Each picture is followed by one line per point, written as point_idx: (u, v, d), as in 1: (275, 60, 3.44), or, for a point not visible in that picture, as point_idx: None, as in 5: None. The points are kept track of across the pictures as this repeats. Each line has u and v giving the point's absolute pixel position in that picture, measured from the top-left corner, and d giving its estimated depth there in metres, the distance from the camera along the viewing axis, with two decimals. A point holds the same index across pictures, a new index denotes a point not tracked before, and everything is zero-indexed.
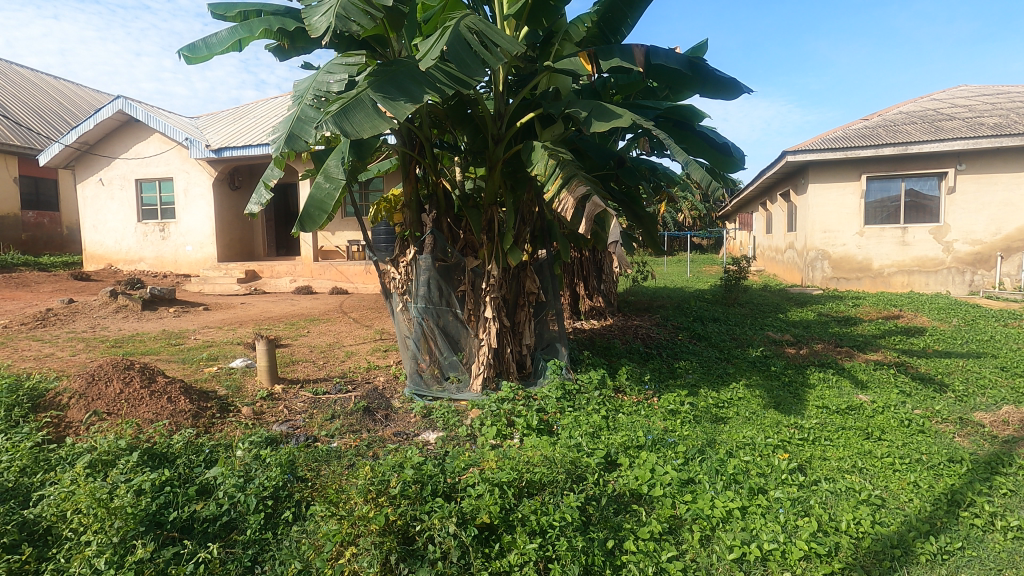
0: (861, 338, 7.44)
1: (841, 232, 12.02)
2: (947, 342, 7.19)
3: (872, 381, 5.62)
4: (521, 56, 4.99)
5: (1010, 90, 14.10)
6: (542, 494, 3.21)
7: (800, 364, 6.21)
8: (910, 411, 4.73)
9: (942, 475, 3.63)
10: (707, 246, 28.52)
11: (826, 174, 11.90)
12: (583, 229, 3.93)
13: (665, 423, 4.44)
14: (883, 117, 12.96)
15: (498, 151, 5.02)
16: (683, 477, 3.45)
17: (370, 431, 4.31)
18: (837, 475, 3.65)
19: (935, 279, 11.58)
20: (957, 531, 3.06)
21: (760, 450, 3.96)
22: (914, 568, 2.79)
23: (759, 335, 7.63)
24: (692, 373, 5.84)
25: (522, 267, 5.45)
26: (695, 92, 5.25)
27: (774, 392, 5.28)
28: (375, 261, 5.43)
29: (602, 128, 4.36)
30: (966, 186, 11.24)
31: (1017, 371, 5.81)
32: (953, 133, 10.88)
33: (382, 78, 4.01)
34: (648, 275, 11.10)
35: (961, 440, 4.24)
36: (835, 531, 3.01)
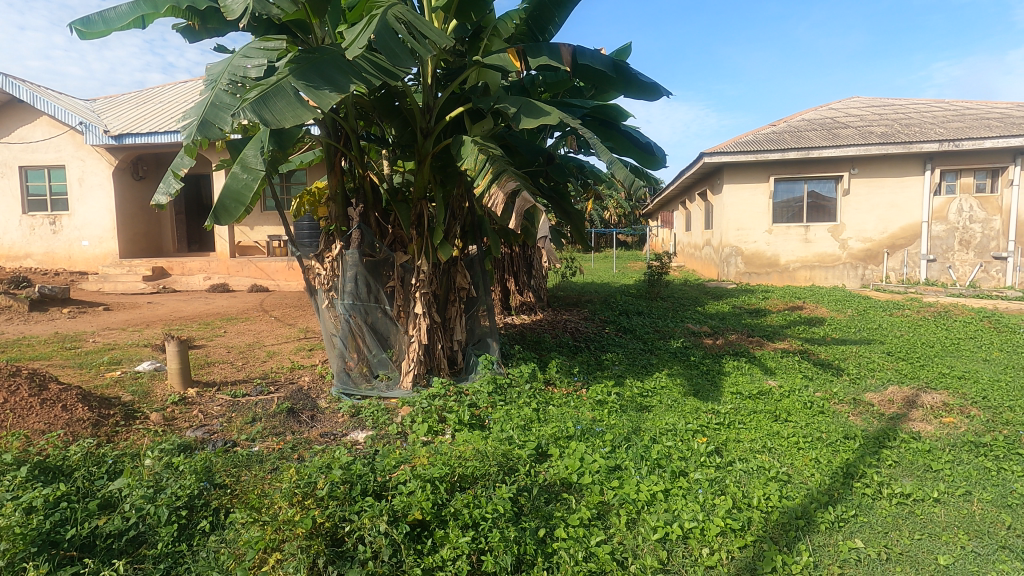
0: (770, 329, 8.01)
1: (752, 229, 12.88)
2: (843, 331, 7.89)
3: (780, 367, 6.06)
4: (450, 50, 4.95)
5: (895, 102, 15.62)
6: (475, 488, 3.21)
7: (717, 353, 6.59)
8: (812, 394, 5.16)
9: (839, 450, 3.99)
10: (631, 243, 29.69)
11: (739, 175, 12.70)
12: (514, 224, 3.97)
13: (594, 413, 4.58)
14: (789, 123, 13.99)
15: (427, 144, 4.94)
16: (610, 464, 3.59)
17: (295, 433, 4.14)
18: (749, 455, 3.91)
19: (833, 273, 12.67)
20: (851, 500, 3.37)
21: (680, 435, 4.17)
22: (815, 536, 3.05)
23: (680, 326, 8.03)
24: (619, 364, 6.06)
25: (453, 262, 5.39)
26: (620, 93, 5.41)
27: (694, 380, 5.59)
28: (299, 257, 5.21)
29: (531, 125, 4.42)
30: (858, 189, 12.36)
31: (900, 356, 6.48)
32: (848, 140, 11.92)
33: (306, 65, 3.84)
34: (576, 271, 11.39)
35: (855, 418, 4.67)
36: (748, 506, 3.24)
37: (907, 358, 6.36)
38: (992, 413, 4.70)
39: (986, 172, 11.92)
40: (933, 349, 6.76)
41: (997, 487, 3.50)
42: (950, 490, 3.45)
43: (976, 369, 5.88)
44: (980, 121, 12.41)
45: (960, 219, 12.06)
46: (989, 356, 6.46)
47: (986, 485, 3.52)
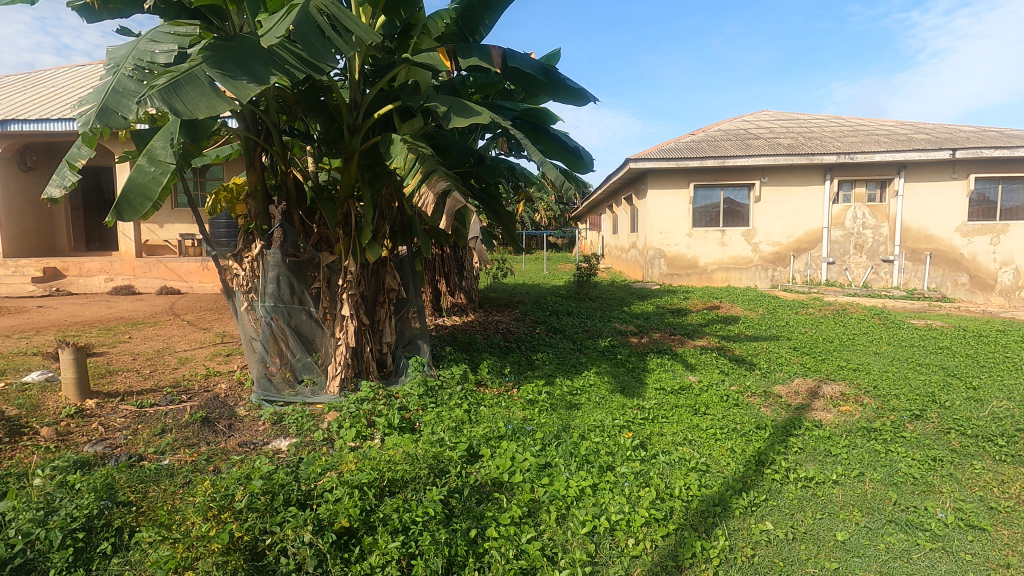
0: (690, 327, 8.43)
1: (674, 233, 13.52)
2: (755, 328, 8.44)
3: (699, 363, 6.40)
4: (378, 46, 4.86)
5: (799, 117, 16.92)
6: (405, 492, 3.15)
7: (642, 351, 6.86)
8: (728, 387, 5.49)
9: (751, 439, 4.27)
10: (562, 245, 30.38)
11: (662, 181, 13.29)
12: (444, 224, 3.93)
13: (524, 412, 4.63)
14: (706, 133, 14.82)
15: (355, 142, 4.78)
16: (541, 462, 3.65)
17: (210, 444, 3.89)
18: (671, 448, 4.09)
19: (746, 274, 13.52)
20: (762, 485, 3.61)
21: (608, 431, 4.31)
22: (730, 520, 3.23)
23: (607, 326, 8.28)
24: (549, 364, 6.17)
25: (382, 263, 5.27)
26: (549, 97, 5.49)
27: (620, 377, 5.80)
28: (214, 256, 4.91)
29: (461, 124, 4.41)
30: (768, 196, 13.27)
31: (804, 351, 7.02)
32: (759, 151, 12.78)
33: (221, 54, 3.63)
34: (507, 272, 11.47)
35: (765, 409, 5.01)
36: (670, 496, 3.39)
37: (810, 353, 6.91)
38: (881, 401, 5.19)
39: (877, 184, 13.18)
40: (832, 344, 7.38)
41: (886, 467, 3.87)
42: (846, 472, 3.78)
43: (868, 362, 6.48)
44: (871, 137, 13.68)
45: (855, 225, 13.24)
46: (878, 350, 7.14)
47: (876, 465, 3.88)
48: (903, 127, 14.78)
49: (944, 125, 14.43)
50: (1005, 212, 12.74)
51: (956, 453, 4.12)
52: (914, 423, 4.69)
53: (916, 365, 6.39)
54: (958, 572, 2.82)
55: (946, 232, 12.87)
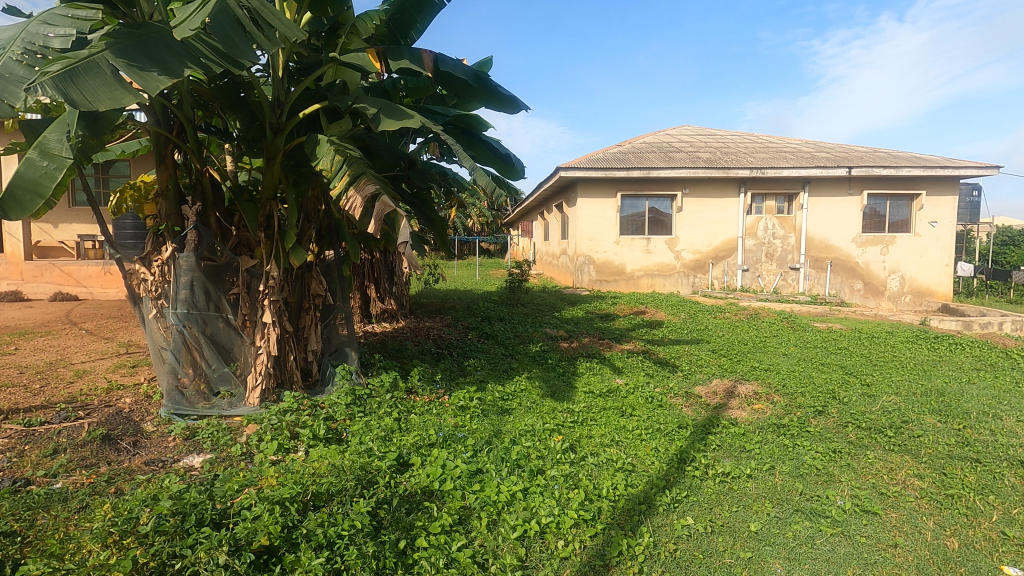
0: (617, 332, 8.71)
1: (602, 240, 13.94)
2: (678, 332, 8.85)
3: (626, 366, 6.62)
4: (304, 44, 4.71)
5: (717, 133, 17.99)
6: (330, 506, 3.04)
7: (572, 356, 7.00)
8: (653, 389, 5.71)
9: (674, 438, 4.46)
10: (494, 251, 30.58)
11: (591, 190, 13.68)
12: (373, 228, 3.84)
13: (455, 419, 4.60)
14: (632, 145, 15.42)
15: (278, 141, 4.58)
16: (472, 468, 3.63)
17: (111, 464, 3.57)
18: (599, 449, 4.20)
19: (670, 280, 14.16)
20: (683, 482, 3.78)
21: (538, 435, 4.36)
22: (654, 517, 3.36)
23: (538, 331, 8.40)
24: (481, 370, 6.16)
25: (307, 268, 5.06)
26: (481, 103, 5.49)
27: (550, 381, 5.88)
28: (118, 260, 4.54)
29: (392, 127, 4.35)
30: (689, 207, 13.98)
31: (721, 353, 7.44)
32: (681, 163, 13.45)
33: (127, 43, 3.38)
34: (439, 277, 11.38)
35: (687, 409, 5.26)
36: (598, 496, 3.48)
37: (727, 355, 7.33)
38: (788, 398, 5.59)
39: (785, 197, 14.23)
40: (746, 346, 7.88)
41: (793, 460, 4.17)
42: (759, 466, 4.03)
43: (778, 362, 6.96)
44: (779, 154, 14.76)
45: (766, 235, 14.20)
46: (787, 351, 7.68)
47: (784, 459, 4.17)
48: (807, 145, 16.06)
49: (841, 145, 15.81)
50: (893, 226, 14.13)
51: (852, 444, 4.51)
52: (817, 418, 5.08)
53: (818, 365, 6.93)
54: (856, 553, 3.08)
55: (844, 242, 14.08)
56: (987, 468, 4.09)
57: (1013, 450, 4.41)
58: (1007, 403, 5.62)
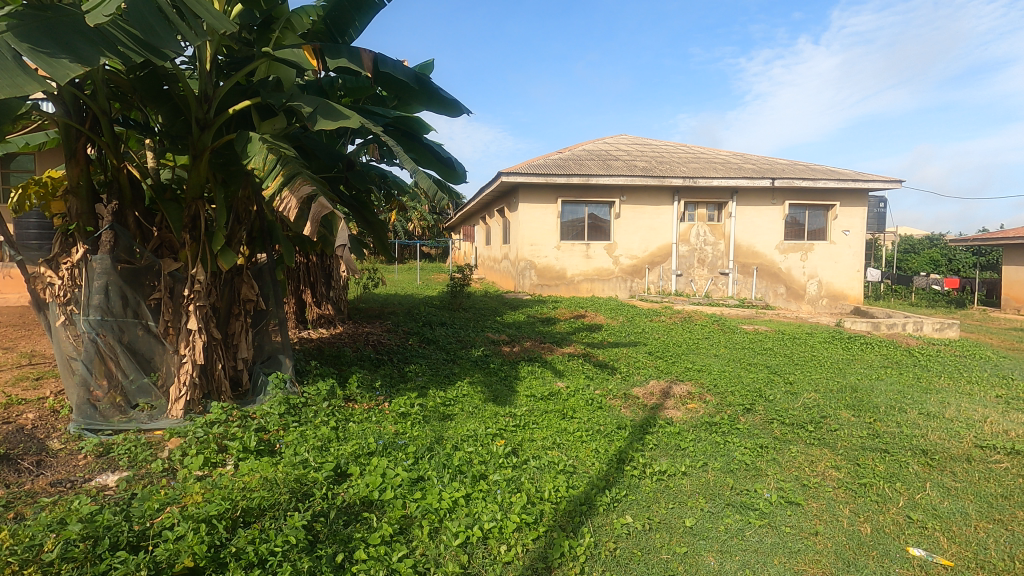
0: (558, 335, 8.83)
1: (543, 245, 14.12)
2: (616, 335, 9.08)
3: (567, 370, 6.72)
4: (234, 37, 4.49)
5: (652, 143, 18.66)
6: (261, 521, 2.90)
7: (513, 360, 7.03)
8: (593, 391, 5.82)
9: (613, 439, 4.57)
10: (436, 255, 30.33)
11: (532, 195, 13.84)
12: (309, 230, 3.70)
13: (396, 426, 4.50)
14: (572, 152, 15.74)
15: (206, 137, 4.33)
16: (412, 476, 3.56)
17: (10, 486, 3.24)
18: (541, 452, 4.23)
19: (608, 284, 14.51)
20: (622, 482, 3.86)
21: (481, 440, 4.34)
22: (594, 517, 3.41)
23: (480, 336, 8.38)
24: (422, 375, 6.07)
25: (237, 271, 4.82)
26: (423, 106, 5.40)
27: (492, 386, 5.87)
28: (20, 262, 4.15)
29: (328, 127, 4.22)
30: (627, 214, 14.41)
31: (657, 355, 7.70)
32: (618, 171, 13.85)
33: (30, 26, 3.10)
34: (379, 281, 11.15)
35: (625, 410, 5.39)
36: (540, 499, 3.50)
37: (663, 357, 7.59)
38: (719, 397, 5.85)
39: (715, 206, 14.93)
40: (680, 348, 8.19)
41: (724, 456, 4.36)
42: (693, 463, 4.20)
43: (710, 363, 7.28)
44: (710, 164, 15.50)
45: (698, 242, 14.84)
46: (717, 352, 8.05)
47: (716, 455, 4.36)
48: (735, 157, 16.95)
49: (765, 158, 16.80)
50: (811, 234, 15.13)
51: (778, 440, 4.77)
52: (746, 415, 5.35)
53: (746, 365, 7.30)
54: (782, 542, 3.25)
55: (768, 249, 14.93)
56: (894, 458, 4.44)
57: (916, 440, 4.81)
58: (910, 397, 6.13)
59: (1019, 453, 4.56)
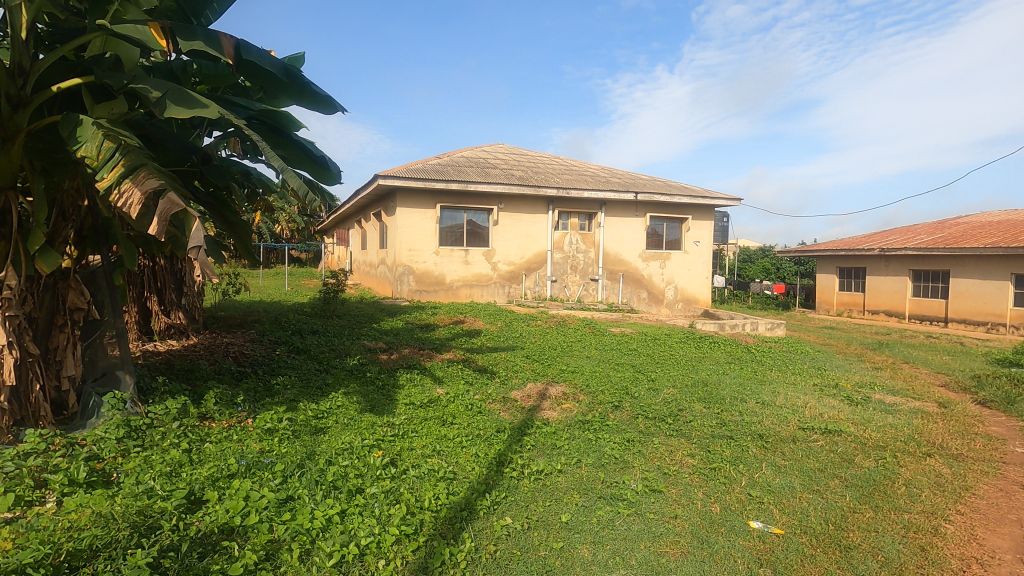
0: (437, 341, 8.76)
1: (422, 250, 13.95)
2: (495, 340, 9.23)
3: (446, 376, 6.68)
4: (60, 4, 3.90)
5: (528, 153, 19.35)
6: (94, 565, 2.51)
7: (391, 367, 6.84)
8: (473, 396, 5.85)
9: (493, 442, 4.63)
10: (306, 260, 28.69)
11: (410, 200, 13.65)
12: (155, 229, 3.28)
13: (262, 444, 4.14)
14: (451, 158, 15.81)
15: (20, 117, 3.67)
16: (280, 497, 3.29)
17: None
18: (421, 461, 4.15)
19: (487, 290, 14.72)
20: (502, 484, 3.92)
21: (357, 452, 4.15)
22: (474, 522, 3.41)
23: (356, 344, 8.04)
24: (291, 388, 5.65)
25: (61, 276, 4.17)
26: (292, 100, 5.06)
27: (369, 396, 5.64)
28: None
29: (181, 115, 3.80)
30: (505, 221, 14.75)
31: (534, 358, 7.96)
32: (496, 179, 14.15)
33: None
34: (241, 287, 10.24)
35: (504, 413, 5.49)
36: (420, 509, 3.43)
37: (539, 360, 7.87)
38: (591, 397, 6.19)
39: (586, 216, 15.82)
40: (555, 351, 8.55)
41: (596, 452, 4.62)
42: (568, 461, 4.39)
43: (582, 364, 7.68)
44: (581, 177, 16.42)
45: (571, 250, 15.62)
46: (589, 354, 8.52)
47: (589, 451, 4.60)
48: (603, 171, 18.12)
49: (629, 173, 18.19)
50: (669, 244, 16.64)
51: (642, 433, 5.16)
52: (615, 412, 5.72)
53: (614, 365, 7.81)
54: (646, 528, 3.51)
55: (632, 257, 16.15)
56: (737, 442, 5.02)
57: (754, 426, 5.48)
58: (749, 389, 6.98)
59: (829, 431, 5.40)
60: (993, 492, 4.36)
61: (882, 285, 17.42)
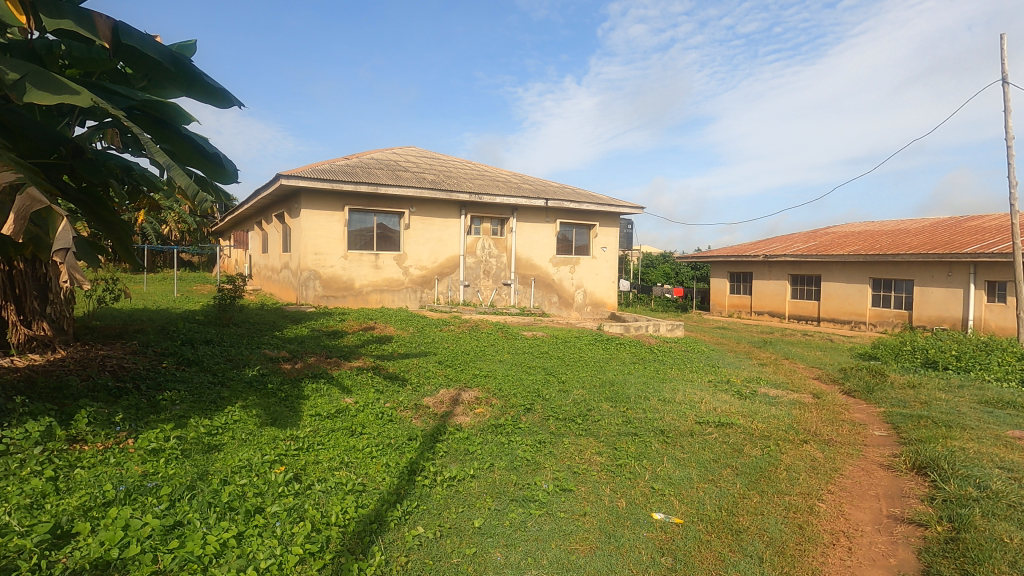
0: (346, 349, 8.43)
1: (329, 254, 13.41)
2: (406, 346, 9.05)
3: (355, 384, 6.43)
4: None
5: (440, 157, 19.24)
6: None
7: (295, 378, 6.48)
8: (383, 405, 5.69)
9: (404, 451, 4.52)
10: (199, 263, 26.60)
11: (316, 202, 13.09)
12: (10, 228, 2.92)
13: (145, 467, 3.76)
14: (360, 160, 15.35)
15: None
16: (167, 524, 3.00)
17: None
18: (327, 474, 3.97)
19: (398, 295, 14.40)
20: (414, 493, 3.84)
21: (256, 469, 3.89)
22: (384, 535, 3.30)
23: (255, 353, 7.54)
24: (180, 404, 5.18)
25: None
26: (181, 92, 4.65)
27: (270, 408, 5.31)
28: None
29: (44, 101, 3.39)
30: (416, 225, 14.54)
31: (447, 363, 7.90)
32: (407, 182, 13.93)
33: None
34: (120, 294, 9.26)
35: (416, 421, 5.40)
36: (326, 525, 3.28)
37: (452, 365, 7.82)
38: (504, 400, 6.24)
39: (498, 221, 15.98)
40: (468, 356, 8.54)
41: (508, 455, 4.66)
42: (481, 465, 4.39)
43: (495, 368, 7.73)
44: (493, 182, 16.58)
45: (483, 254, 15.68)
46: (501, 358, 8.60)
47: (502, 455, 4.64)
48: (515, 177, 18.41)
49: (540, 180, 18.63)
50: (578, 249, 17.21)
51: (553, 434, 5.28)
52: (527, 415, 5.81)
53: (526, 368, 7.94)
54: (557, 527, 3.59)
55: (543, 262, 16.52)
56: (641, 439, 5.27)
57: (656, 422, 5.80)
58: (652, 387, 7.38)
59: (722, 424, 5.83)
60: (856, 471, 4.92)
61: (766, 288, 19.12)
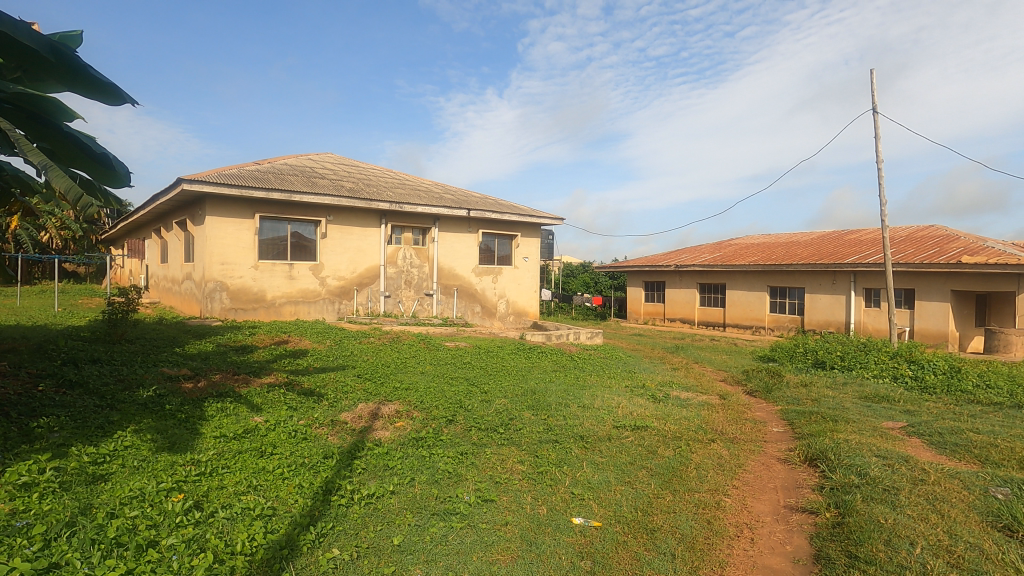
0: (255, 365, 7.95)
1: (237, 264, 12.63)
2: (323, 360, 8.68)
3: (265, 402, 6.07)
4: None
5: (359, 164, 18.75)
6: None
7: (198, 397, 6.02)
8: (296, 422, 5.41)
9: (319, 471, 4.32)
10: (86, 275, 24.12)
11: (223, 208, 12.31)
12: None
13: (13, 505, 3.32)
14: (272, 165, 14.66)
15: None
16: (40, 567, 2.67)
17: None
18: (233, 500, 3.70)
19: (314, 307, 13.82)
20: (328, 514, 3.67)
21: (150, 499, 3.56)
22: (295, 562, 3.12)
23: (151, 372, 6.93)
24: (60, 431, 4.65)
25: None
26: (64, 87, 4.22)
27: (167, 432, 4.88)
28: None
29: None
30: (334, 234, 14.04)
31: (367, 377, 7.65)
32: (323, 190, 13.44)
33: None
34: None
35: (333, 438, 5.18)
36: (230, 555, 3.06)
37: (371, 378, 7.59)
38: (425, 413, 6.13)
39: (419, 230, 15.78)
40: (389, 369, 8.31)
41: (429, 468, 4.58)
42: (400, 481, 4.27)
43: (416, 381, 7.58)
44: (414, 191, 16.37)
45: (405, 264, 15.41)
46: (423, 370, 8.45)
47: (422, 469, 4.55)
48: (436, 187, 18.29)
49: (462, 190, 18.62)
50: (500, 259, 17.33)
51: (475, 445, 5.26)
52: (448, 426, 5.75)
53: (449, 379, 7.86)
54: (478, 539, 3.57)
55: (466, 272, 16.47)
56: (562, 445, 5.37)
57: (576, 428, 5.94)
58: (572, 394, 7.54)
59: (638, 428, 6.06)
60: (757, 466, 5.29)
61: (677, 296, 20.18)
